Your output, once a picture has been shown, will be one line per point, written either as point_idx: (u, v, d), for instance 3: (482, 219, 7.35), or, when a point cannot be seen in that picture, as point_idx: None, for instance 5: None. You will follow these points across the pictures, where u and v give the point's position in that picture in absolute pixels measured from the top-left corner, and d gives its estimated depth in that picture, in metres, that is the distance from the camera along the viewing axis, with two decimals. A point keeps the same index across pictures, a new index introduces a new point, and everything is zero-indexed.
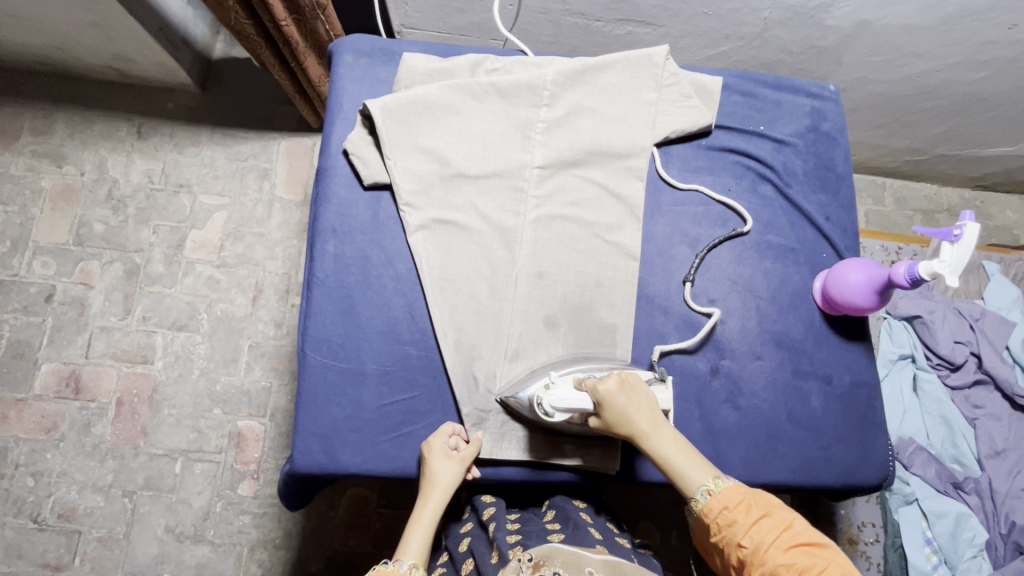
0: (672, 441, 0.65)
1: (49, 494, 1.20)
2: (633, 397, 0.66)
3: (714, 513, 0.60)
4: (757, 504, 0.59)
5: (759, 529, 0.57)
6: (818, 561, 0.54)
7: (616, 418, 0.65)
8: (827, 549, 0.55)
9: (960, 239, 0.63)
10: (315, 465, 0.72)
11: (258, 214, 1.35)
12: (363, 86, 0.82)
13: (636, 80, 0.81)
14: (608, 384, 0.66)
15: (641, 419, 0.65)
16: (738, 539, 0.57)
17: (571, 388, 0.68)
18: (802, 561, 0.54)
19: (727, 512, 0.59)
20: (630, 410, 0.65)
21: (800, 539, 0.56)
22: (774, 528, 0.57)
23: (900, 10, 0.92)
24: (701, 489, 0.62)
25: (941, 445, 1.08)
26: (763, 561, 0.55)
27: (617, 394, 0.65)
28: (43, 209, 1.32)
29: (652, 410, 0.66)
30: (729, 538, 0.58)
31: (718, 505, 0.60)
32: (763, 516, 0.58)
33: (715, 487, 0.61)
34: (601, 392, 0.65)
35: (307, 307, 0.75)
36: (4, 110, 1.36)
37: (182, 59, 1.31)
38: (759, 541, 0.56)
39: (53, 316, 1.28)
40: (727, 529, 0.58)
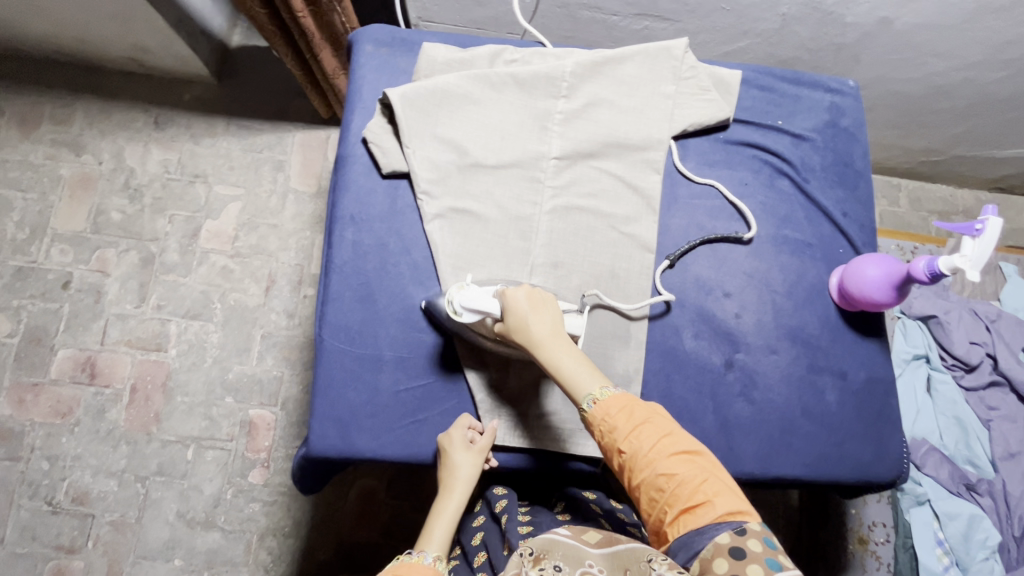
0: (568, 350, 0.66)
1: (64, 477, 1.22)
2: (538, 308, 0.68)
3: (598, 421, 0.62)
4: (638, 412, 0.61)
5: (639, 437, 0.60)
6: (695, 470, 0.58)
7: (517, 324, 0.67)
8: (703, 457, 0.60)
9: (982, 234, 0.64)
10: (332, 449, 0.72)
11: (272, 205, 1.36)
12: (383, 76, 0.82)
13: (654, 73, 0.81)
14: (515, 294, 0.68)
15: (541, 329, 0.66)
16: (618, 446, 0.61)
17: (483, 293, 0.69)
18: (681, 470, 0.58)
19: (609, 420, 0.61)
20: (532, 318, 0.67)
21: (679, 447, 0.60)
22: (655, 435, 0.60)
23: (921, 7, 0.92)
24: (588, 397, 0.63)
25: (955, 446, 1.07)
26: (644, 469, 0.59)
27: (522, 303, 0.67)
28: (61, 197, 1.34)
29: (554, 322, 0.67)
30: (612, 444, 0.61)
31: (602, 411, 0.62)
32: (644, 424, 0.61)
33: (601, 396, 0.63)
34: (508, 298, 0.67)
35: (325, 293, 0.75)
36: (25, 99, 1.38)
37: (200, 50, 1.33)
38: (638, 449, 0.60)
39: (70, 302, 1.30)
40: (609, 436, 0.62)
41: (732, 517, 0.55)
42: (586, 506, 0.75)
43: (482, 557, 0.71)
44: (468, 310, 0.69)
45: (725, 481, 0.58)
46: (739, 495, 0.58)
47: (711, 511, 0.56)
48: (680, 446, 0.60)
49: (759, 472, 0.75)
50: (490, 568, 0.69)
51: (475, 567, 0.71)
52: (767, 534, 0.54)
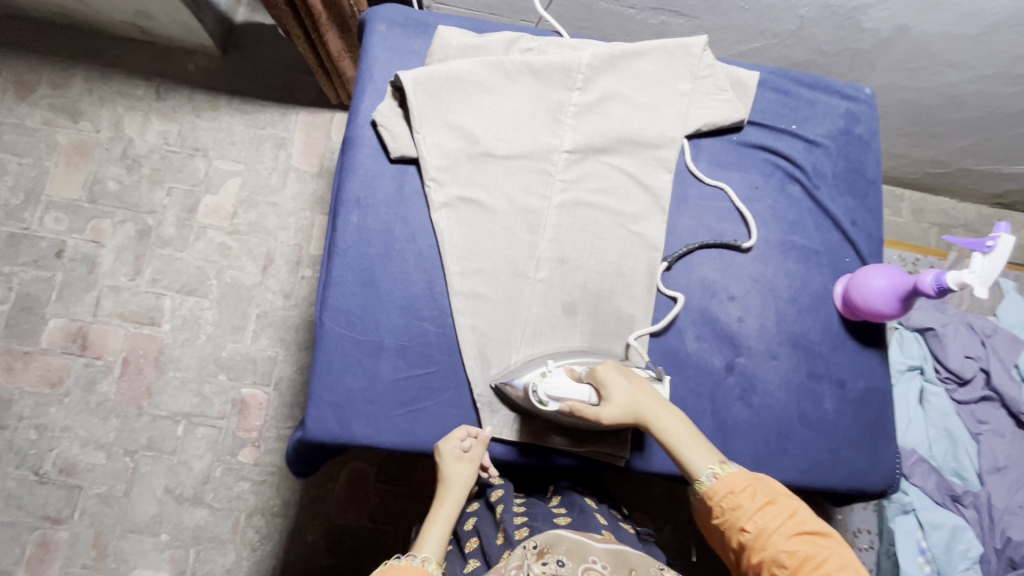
0: (678, 422, 0.68)
1: (51, 448, 1.21)
2: (635, 381, 0.70)
3: (719, 496, 0.63)
4: (760, 491, 0.62)
5: (763, 515, 0.60)
6: (818, 549, 0.57)
7: (620, 400, 0.68)
8: (830, 539, 0.59)
9: (993, 250, 0.64)
10: (327, 434, 0.72)
11: (272, 182, 1.34)
12: (396, 57, 0.80)
13: (671, 69, 0.80)
14: (608, 370, 0.69)
15: (646, 402, 0.68)
16: (740, 524, 0.61)
17: (567, 377, 0.70)
18: (804, 549, 0.57)
19: (732, 497, 0.62)
20: (635, 392, 0.68)
21: (803, 527, 0.59)
22: (778, 515, 0.60)
23: (940, 17, 0.91)
24: (707, 472, 0.65)
25: (943, 458, 1.08)
26: (765, 546, 0.59)
27: (617, 377, 0.69)
28: (57, 163, 1.31)
29: (656, 393, 0.70)
30: (732, 521, 0.62)
31: (724, 488, 0.63)
32: (767, 503, 0.61)
33: (721, 471, 0.64)
34: (601, 378, 0.69)
35: (327, 276, 0.74)
36: (23, 61, 1.34)
37: (205, 20, 1.30)
38: (763, 527, 0.60)
39: (63, 272, 1.27)
40: (730, 513, 0.62)
41: None
42: (581, 501, 0.74)
43: (473, 544, 0.71)
44: (554, 399, 0.69)
45: (848, 560, 0.57)
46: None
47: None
48: (805, 526, 0.59)
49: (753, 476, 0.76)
50: (483, 556, 0.69)
51: (468, 553, 0.71)
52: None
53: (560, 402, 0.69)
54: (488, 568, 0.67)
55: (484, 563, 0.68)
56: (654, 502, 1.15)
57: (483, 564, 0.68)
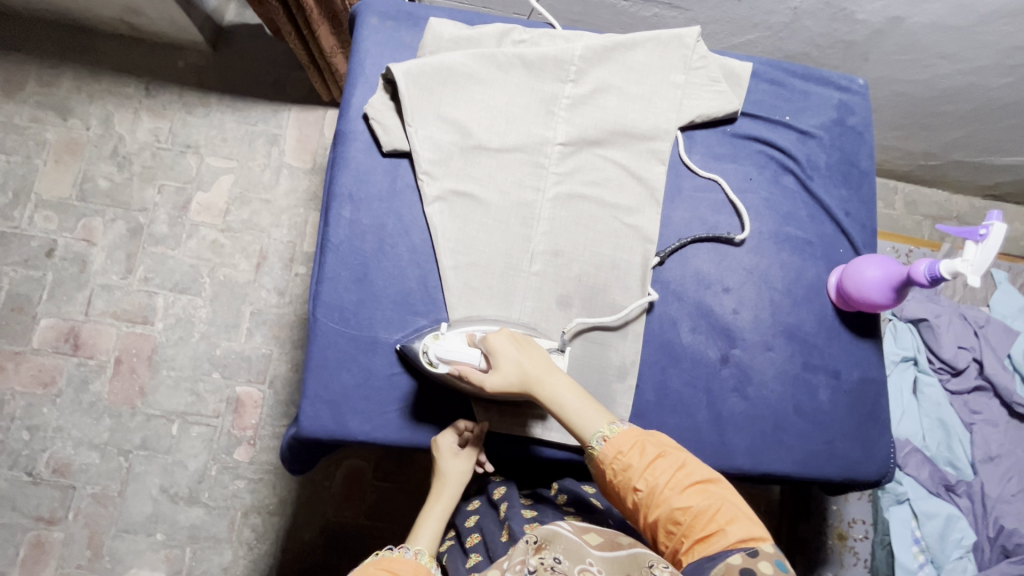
0: (568, 387, 0.67)
1: (44, 448, 1.20)
2: (524, 347, 0.68)
3: (610, 458, 0.63)
4: (649, 446, 0.63)
5: (654, 472, 0.61)
6: (709, 500, 0.59)
7: (507, 367, 0.66)
8: (718, 486, 0.61)
9: (985, 239, 0.64)
10: (322, 431, 0.71)
11: (265, 179, 1.33)
12: (387, 50, 0.80)
13: (665, 61, 0.80)
14: (499, 337, 0.67)
15: (534, 368, 0.67)
16: (633, 483, 0.61)
17: (461, 341, 0.68)
18: (694, 502, 0.59)
19: (622, 457, 0.63)
20: (523, 359, 0.67)
21: (693, 479, 0.61)
22: (668, 469, 0.61)
23: (933, 8, 0.91)
24: (597, 435, 0.65)
25: (937, 448, 1.09)
26: (659, 504, 0.60)
27: (507, 344, 0.67)
28: (46, 161, 1.30)
29: (546, 358, 0.69)
30: (626, 482, 0.62)
31: (613, 450, 0.63)
32: (657, 459, 0.62)
33: (609, 433, 0.64)
34: (491, 344, 0.67)
35: (320, 271, 0.74)
36: (10, 57, 1.33)
37: (195, 16, 1.28)
38: (654, 484, 0.61)
39: (54, 271, 1.26)
40: (623, 473, 0.62)
41: (747, 544, 0.56)
42: (588, 500, 0.74)
43: (475, 539, 0.71)
44: (445, 363, 0.67)
45: (736, 507, 0.59)
46: (752, 521, 0.58)
47: (725, 537, 0.56)
48: (694, 477, 0.61)
49: (748, 468, 0.76)
50: (485, 552, 0.69)
51: (469, 548, 0.70)
52: (780, 557, 0.55)
53: (451, 365, 0.68)
54: (491, 563, 0.66)
55: (486, 559, 0.68)
56: None
57: (486, 559, 0.68)
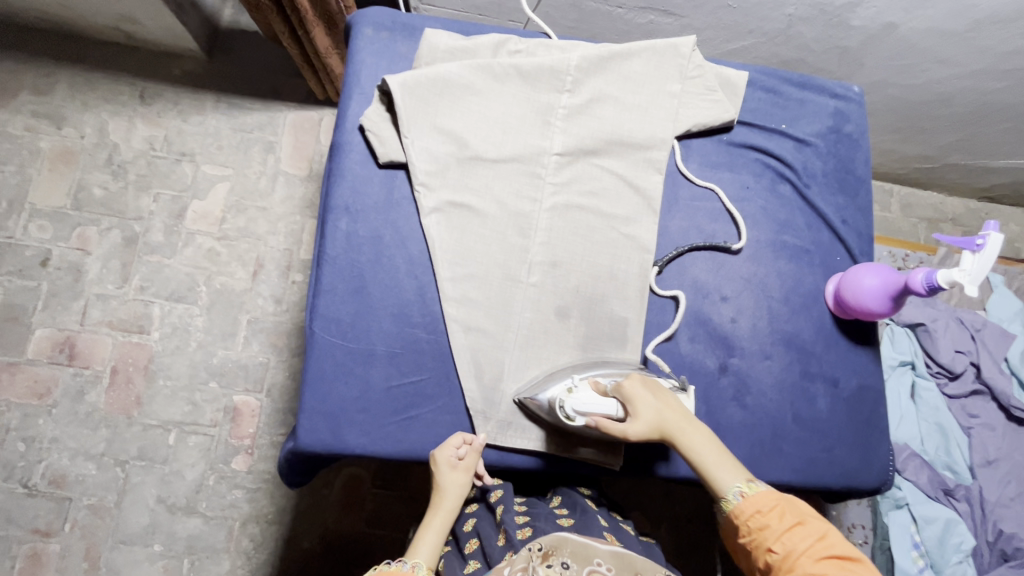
0: (704, 439, 0.67)
1: (40, 460, 1.19)
2: (661, 396, 0.68)
3: (746, 516, 0.62)
4: (789, 511, 0.61)
5: (792, 537, 0.59)
6: (848, 575, 0.56)
7: (648, 418, 0.66)
8: (862, 566, 0.57)
9: (982, 248, 0.64)
10: (319, 444, 0.71)
11: (261, 187, 1.33)
12: (383, 61, 0.80)
13: (661, 70, 0.80)
14: (635, 386, 0.68)
15: (672, 418, 0.67)
16: (768, 544, 0.60)
17: (592, 391, 0.68)
18: (832, 574, 0.56)
19: (759, 517, 0.61)
20: (661, 408, 0.67)
21: (834, 551, 0.58)
22: (807, 538, 0.59)
23: (927, 14, 0.91)
24: (735, 490, 0.64)
25: (935, 452, 1.09)
26: (791, 569, 0.58)
27: (643, 392, 0.68)
28: (40, 170, 1.29)
29: (682, 408, 0.68)
30: (759, 541, 0.61)
31: (751, 508, 0.62)
32: (796, 524, 0.60)
33: (750, 490, 0.63)
34: (628, 393, 0.67)
35: (317, 284, 0.73)
36: (4, 66, 1.32)
37: (189, 24, 1.28)
38: (791, 549, 0.59)
39: (49, 281, 1.25)
40: (757, 532, 0.61)
41: None
42: (582, 502, 0.74)
43: (474, 544, 0.71)
44: (581, 414, 0.67)
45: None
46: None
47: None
48: (834, 550, 0.58)
49: (748, 477, 0.76)
50: (484, 557, 0.69)
51: (467, 554, 0.70)
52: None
53: (586, 416, 0.67)
54: (489, 568, 0.67)
55: (485, 564, 0.68)
56: (650, 502, 1.16)
57: (484, 564, 0.68)
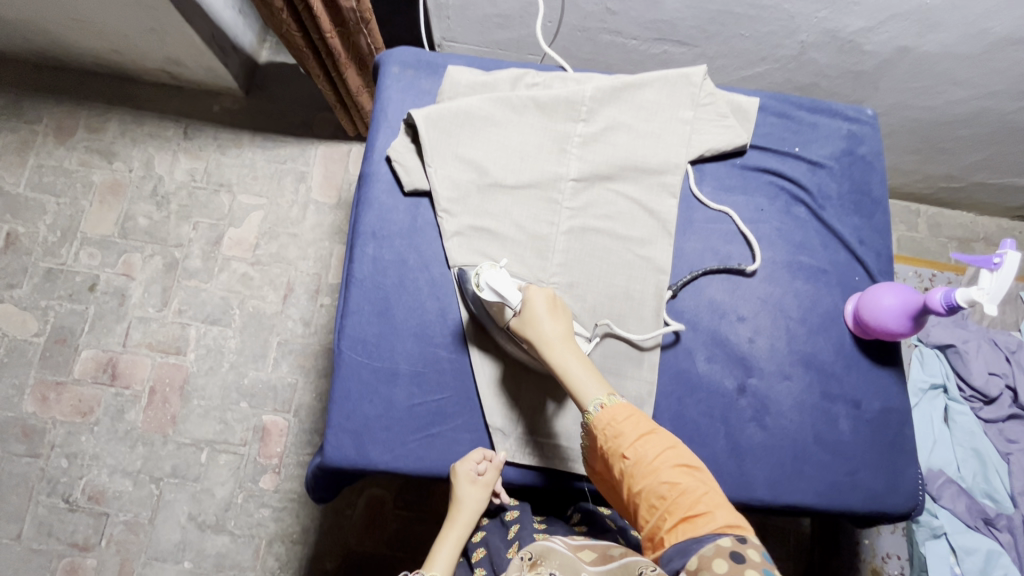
0: (576, 356, 0.68)
1: (81, 476, 1.25)
2: (554, 309, 0.70)
3: (602, 424, 0.63)
4: (644, 422, 0.63)
5: (645, 446, 0.61)
6: (695, 482, 0.59)
7: (530, 325, 0.69)
8: (704, 473, 0.61)
9: (1000, 267, 0.64)
10: (345, 460, 0.74)
11: (293, 214, 1.39)
12: (408, 96, 0.85)
13: (673, 99, 0.83)
14: (537, 294, 0.70)
15: (556, 331, 0.69)
16: (622, 451, 0.62)
17: (509, 278, 0.71)
18: (681, 480, 0.59)
19: (615, 426, 0.63)
20: (548, 319, 0.69)
21: (680, 459, 0.61)
22: (658, 447, 0.62)
23: (941, 37, 0.92)
24: (594, 402, 0.65)
25: (972, 479, 1.05)
26: (645, 475, 0.60)
27: (541, 303, 0.70)
28: (92, 202, 1.39)
29: (569, 327, 0.70)
30: (614, 449, 0.62)
31: (607, 416, 0.63)
32: (649, 435, 0.62)
33: (608, 401, 0.64)
34: (529, 296, 0.70)
35: (344, 306, 0.77)
36: (61, 107, 1.43)
37: (230, 64, 1.37)
38: (643, 456, 0.61)
39: (95, 304, 1.33)
40: (613, 440, 0.62)
41: (729, 529, 0.55)
42: (602, 519, 0.74)
43: (479, 553, 0.72)
44: (491, 292, 0.70)
45: (721, 493, 0.59)
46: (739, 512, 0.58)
47: (710, 519, 0.56)
48: (683, 458, 0.61)
49: (770, 499, 0.75)
50: (490, 565, 0.70)
51: (474, 564, 0.72)
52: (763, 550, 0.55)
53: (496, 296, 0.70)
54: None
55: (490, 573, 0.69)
56: None
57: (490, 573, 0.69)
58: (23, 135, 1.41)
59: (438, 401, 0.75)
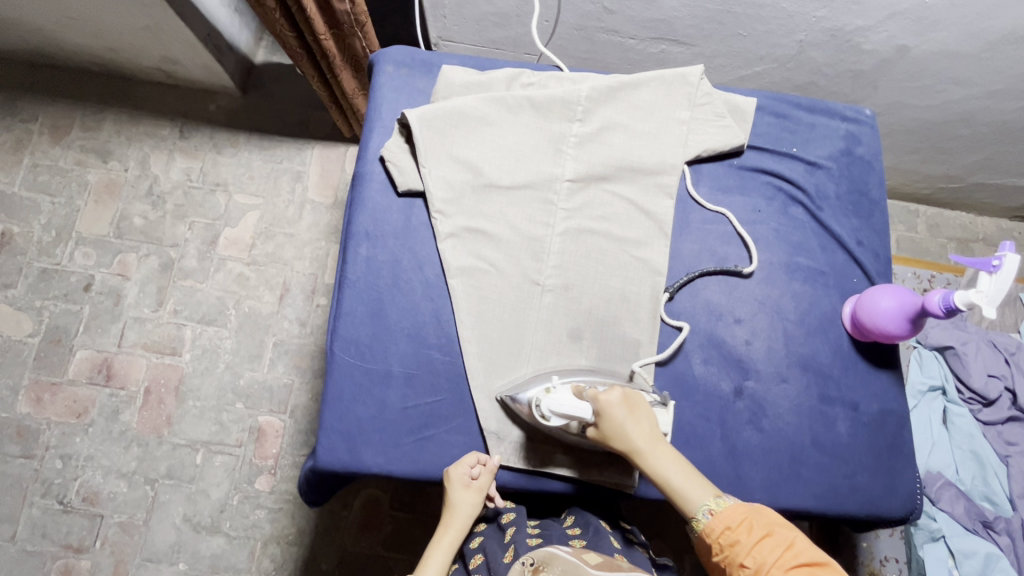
0: (670, 459, 0.66)
1: (75, 477, 1.24)
2: (634, 411, 0.68)
3: (716, 533, 0.61)
4: (757, 524, 0.60)
5: (761, 550, 0.58)
6: None
7: (613, 432, 0.67)
8: (829, 569, 0.56)
9: (999, 269, 0.63)
10: (338, 463, 0.73)
11: (289, 214, 1.39)
12: (402, 96, 0.84)
13: (669, 99, 0.82)
14: (610, 397, 0.68)
15: (641, 436, 0.67)
16: (739, 559, 0.59)
17: (571, 393, 0.69)
18: None
19: (729, 533, 0.60)
20: (632, 424, 0.67)
21: (801, 560, 0.57)
22: (777, 550, 0.58)
23: (940, 36, 0.91)
24: (703, 508, 0.63)
25: (971, 482, 1.04)
26: None
27: (617, 406, 0.67)
28: (87, 202, 1.38)
29: (652, 427, 0.68)
30: (731, 558, 0.59)
31: (720, 524, 0.61)
32: (764, 536, 0.59)
33: (717, 506, 0.62)
34: (602, 402, 0.67)
35: (337, 307, 0.76)
36: (57, 106, 1.42)
37: (226, 63, 1.36)
38: (761, 561, 0.57)
39: (90, 304, 1.33)
40: (729, 549, 0.60)
41: None
42: (595, 522, 0.74)
43: (479, 560, 0.72)
44: (557, 415, 0.67)
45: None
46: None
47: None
48: (802, 557, 0.57)
49: (767, 502, 0.74)
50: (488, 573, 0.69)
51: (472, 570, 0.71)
52: None
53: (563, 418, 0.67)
54: None
55: None
56: (672, 529, 1.13)
57: None
58: (18, 134, 1.41)
59: (430, 404, 0.75)
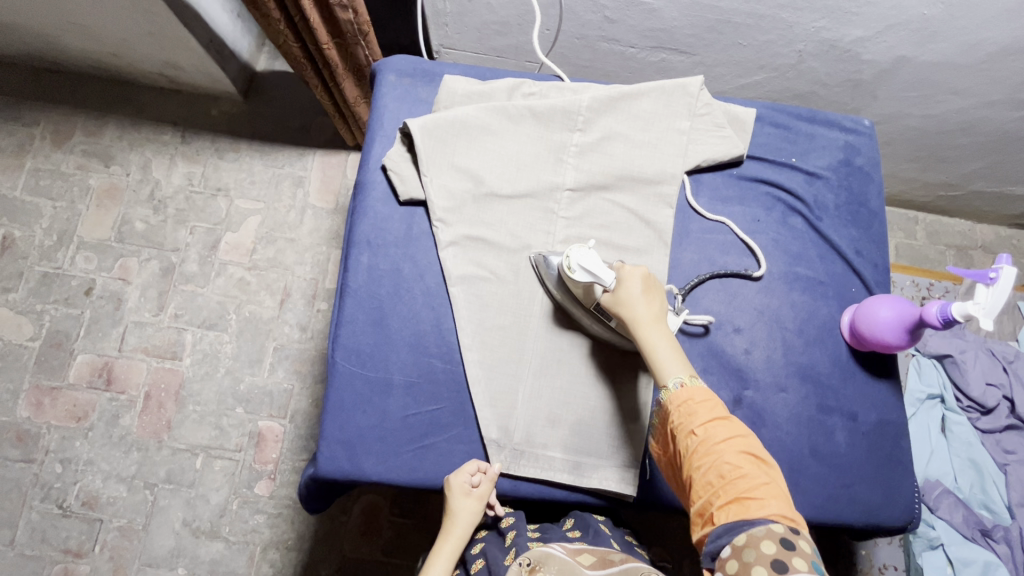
0: (667, 335, 0.67)
1: (75, 481, 1.24)
2: (649, 291, 0.69)
3: (680, 402, 0.61)
4: (720, 408, 0.61)
5: (715, 429, 0.59)
6: (759, 471, 0.57)
7: (626, 298, 0.68)
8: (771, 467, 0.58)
9: (996, 281, 0.63)
10: (338, 471, 0.73)
11: (290, 219, 1.39)
12: (404, 105, 0.85)
13: (669, 109, 0.83)
14: (634, 272, 0.69)
15: (652, 307, 0.67)
16: (692, 428, 0.60)
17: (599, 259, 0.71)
18: (745, 466, 0.57)
19: (692, 406, 0.61)
20: (643, 298, 0.68)
21: (750, 449, 0.58)
22: (730, 435, 0.59)
23: (938, 47, 0.92)
24: (674, 379, 0.63)
25: (970, 490, 1.05)
26: (710, 454, 0.58)
27: (638, 279, 0.69)
28: (88, 206, 1.38)
29: (662, 308, 0.69)
30: (685, 426, 0.60)
31: (685, 395, 0.62)
32: (722, 420, 0.60)
33: (689, 381, 0.63)
34: (625, 273, 0.69)
35: (339, 315, 0.77)
36: (59, 110, 1.43)
37: (228, 69, 1.37)
38: (712, 437, 0.59)
39: (91, 309, 1.33)
40: (685, 418, 0.60)
41: (783, 519, 0.53)
42: (595, 524, 0.74)
43: (479, 564, 0.72)
44: (580, 272, 0.69)
45: (784, 488, 0.56)
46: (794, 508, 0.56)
47: (764, 509, 0.54)
48: (752, 448, 0.58)
49: None
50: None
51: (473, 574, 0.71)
52: (813, 551, 0.52)
53: (585, 276, 0.69)
54: None
55: None
56: (671, 536, 1.13)
57: None
58: (21, 138, 1.41)
59: (431, 413, 0.75)
